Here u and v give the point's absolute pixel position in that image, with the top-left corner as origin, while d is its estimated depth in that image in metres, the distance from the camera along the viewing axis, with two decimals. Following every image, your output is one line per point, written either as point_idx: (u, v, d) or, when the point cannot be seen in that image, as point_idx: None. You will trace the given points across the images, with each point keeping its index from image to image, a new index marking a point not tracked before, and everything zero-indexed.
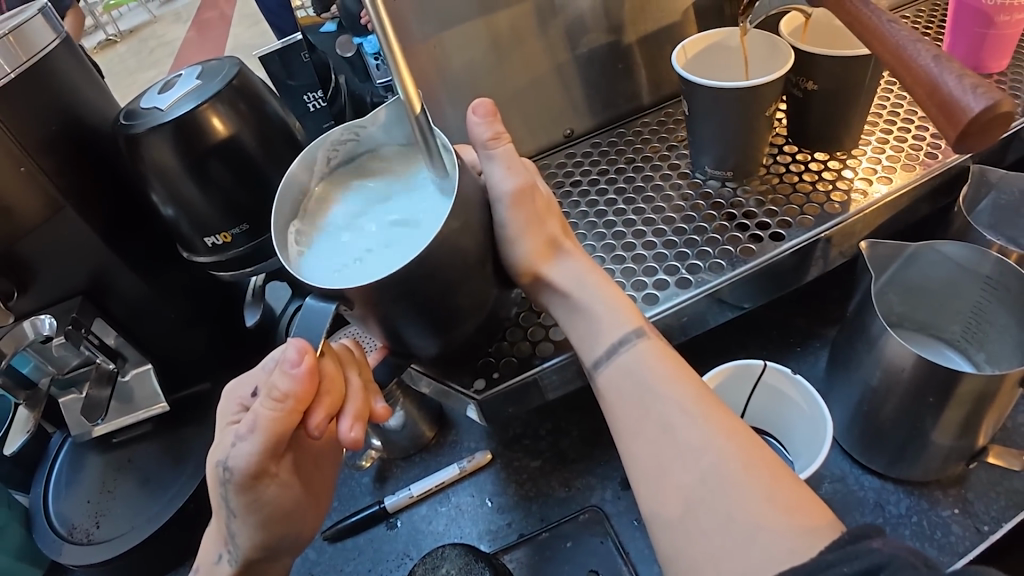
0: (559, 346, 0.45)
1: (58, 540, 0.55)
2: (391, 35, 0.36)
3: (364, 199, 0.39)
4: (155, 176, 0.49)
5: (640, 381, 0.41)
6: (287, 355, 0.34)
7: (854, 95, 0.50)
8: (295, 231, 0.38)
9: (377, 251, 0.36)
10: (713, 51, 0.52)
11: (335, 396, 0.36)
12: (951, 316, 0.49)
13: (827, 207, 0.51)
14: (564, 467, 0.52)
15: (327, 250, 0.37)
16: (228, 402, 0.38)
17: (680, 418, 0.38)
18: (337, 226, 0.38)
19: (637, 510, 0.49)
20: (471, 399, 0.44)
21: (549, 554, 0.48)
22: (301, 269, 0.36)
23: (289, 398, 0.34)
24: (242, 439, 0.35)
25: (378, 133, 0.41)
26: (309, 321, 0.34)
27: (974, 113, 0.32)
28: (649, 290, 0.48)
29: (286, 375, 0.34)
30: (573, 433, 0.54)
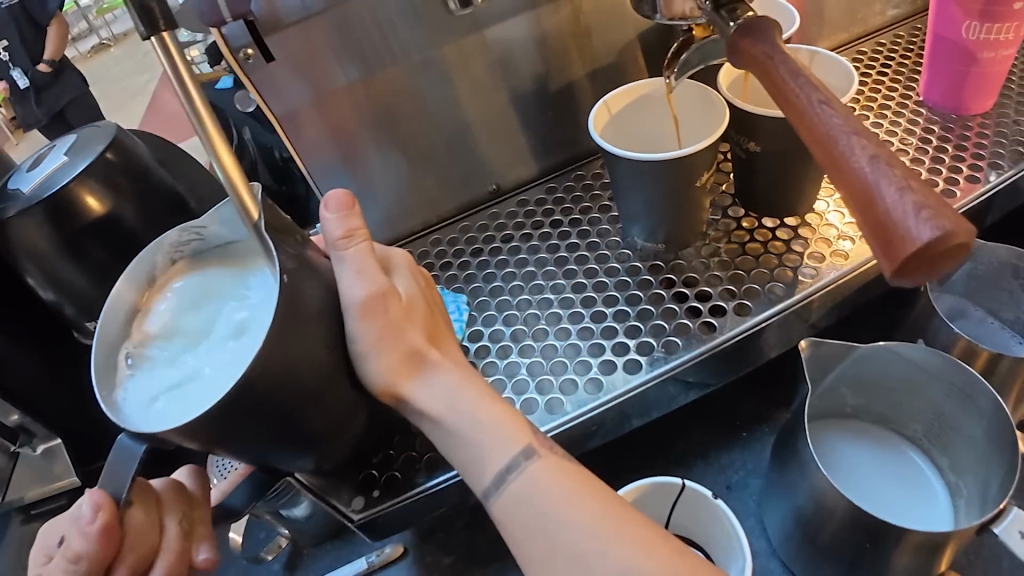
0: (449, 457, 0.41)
1: None
2: (214, 135, 0.31)
3: (204, 308, 0.34)
4: (27, 259, 0.45)
5: (540, 508, 0.33)
6: (80, 510, 0.28)
7: (803, 158, 0.43)
8: (121, 354, 0.32)
9: (203, 378, 0.31)
10: (643, 107, 0.45)
11: (143, 551, 0.30)
12: (912, 414, 0.43)
13: (769, 288, 0.44)
14: (478, 566, 0.48)
15: (152, 374, 0.32)
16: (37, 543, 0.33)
17: (594, 544, 0.32)
18: (171, 345, 0.33)
19: None
20: (348, 519, 0.40)
21: None
22: (116, 402, 0.31)
23: (82, 560, 0.28)
24: None
25: (223, 232, 0.35)
26: (115, 471, 0.29)
27: (921, 244, 0.25)
28: (554, 394, 0.42)
29: (78, 534, 0.28)
30: (492, 527, 0.49)
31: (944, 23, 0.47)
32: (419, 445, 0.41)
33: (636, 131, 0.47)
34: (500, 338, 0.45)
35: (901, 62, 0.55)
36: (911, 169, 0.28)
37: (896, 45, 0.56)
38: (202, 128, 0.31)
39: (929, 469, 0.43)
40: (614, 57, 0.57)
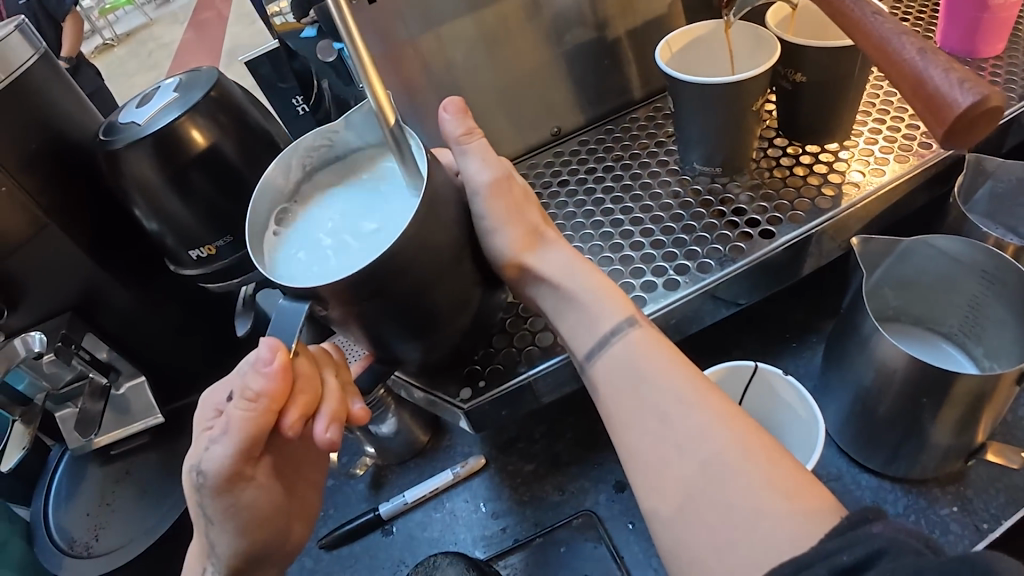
0: (547, 350, 0.45)
1: (58, 554, 0.54)
2: (358, 40, 0.36)
3: (337, 199, 0.41)
4: (136, 191, 0.49)
5: (635, 369, 0.39)
6: (260, 354, 0.36)
7: (844, 87, 0.48)
8: (271, 229, 0.41)
9: (348, 245, 0.38)
10: (697, 46, 0.51)
11: (310, 395, 0.38)
12: (948, 310, 0.48)
13: (817, 201, 0.49)
14: (557, 470, 0.52)
15: (300, 245, 0.39)
16: (203, 409, 0.41)
17: (675, 405, 0.37)
18: (311, 226, 0.40)
19: (631, 514, 0.48)
20: (458, 408, 0.44)
21: (544, 559, 0.48)
22: (277, 265, 0.38)
23: (262, 397, 0.36)
24: (217, 442, 0.38)
25: (350, 138, 0.43)
26: (282, 319, 0.36)
27: (961, 108, 0.31)
28: (636, 292, 0.47)
29: (260, 374, 0.36)
30: (567, 436, 0.53)
31: None
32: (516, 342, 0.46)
33: (690, 69, 0.52)
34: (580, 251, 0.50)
35: (918, 16, 0.61)
36: (954, 58, 0.33)
37: (912, 2, 0.62)
38: (347, 32, 0.36)
39: (966, 360, 0.48)
40: (664, 9, 0.58)
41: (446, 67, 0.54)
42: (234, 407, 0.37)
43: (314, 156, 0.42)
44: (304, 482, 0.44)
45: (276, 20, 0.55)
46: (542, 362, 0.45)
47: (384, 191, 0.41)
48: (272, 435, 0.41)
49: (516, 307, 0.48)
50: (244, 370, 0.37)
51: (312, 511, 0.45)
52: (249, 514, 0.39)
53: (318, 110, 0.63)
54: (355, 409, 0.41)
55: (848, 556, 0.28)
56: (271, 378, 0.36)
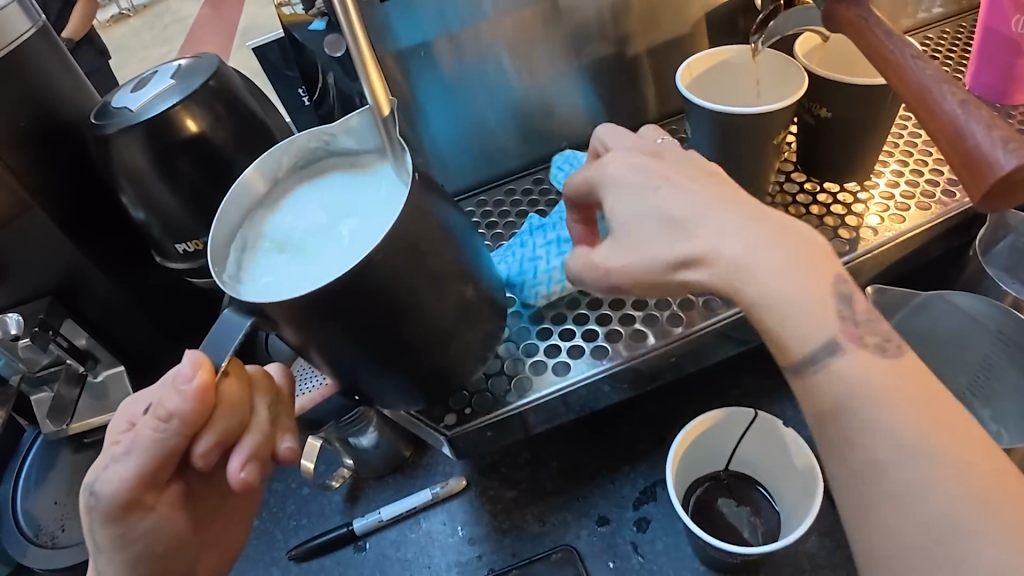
0: (538, 382, 0.44)
1: (24, 541, 0.55)
2: (358, 32, 0.34)
3: (318, 205, 0.40)
4: (126, 177, 0.47)
5: (884, 431, 0.28)
6: (182, 370, 0.35)
7: (870, 124, 0.46)
8: (239, 234, 0.39)
9: (322, 255, 0.36)
10: (720, 70, 0.48)
11: (233, 421, 0.37)
12: (957, 367, 0.46)
13: (833, 244, 0.47)
14: (539, 499, 0.50)
15: (270, 253, 0.37)
16: (119, 419, 0.39)
17: (933, 453, 0.28)
18: (283, 231, 0.38)
19: (612, 552, 0.46)
20: (442, 434, 0.43)
21: None
22: (238, 280, 0.36)
23: (174, 419, 0.35)
24: (117, 462, 0.37)
25: (347, 142, 0.41)
26: (219, 336, 0.34)
27: (1003, 172, 0.29)
28: (637, 325, 0.45)
29: (177, 393, 0.35)
30: (552, 464, 0.51)
31: (993, 16, 0.51)
32: (508, 367, 0.45)
33: (711, 94, 0.49)
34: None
35: (948, 55, 0.59)
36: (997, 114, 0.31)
37: (942, 40, 0.60)
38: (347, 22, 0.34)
39: None
40: (686, 28, 0.56)
41: (455, 72, 0.52)
42: (145, 425, 0.36)
43: (304, 156, 0.41)
44: (215, 518, 0.43)
45: (285, 11, 0.53)
46: (534, 393, 0.43)
47: (371, 199, 0.39)
48: (184, 460, 0.40)
49: (511, 333, 0.46)
50: (164, 385, 0.36)
51: (232, 544, 0.44)
52: (142, 548, 0.38)
53: (321, 104, 0.61)
54: (284, 447, 0.39)
55: None
56: (186, 396, 0.34)
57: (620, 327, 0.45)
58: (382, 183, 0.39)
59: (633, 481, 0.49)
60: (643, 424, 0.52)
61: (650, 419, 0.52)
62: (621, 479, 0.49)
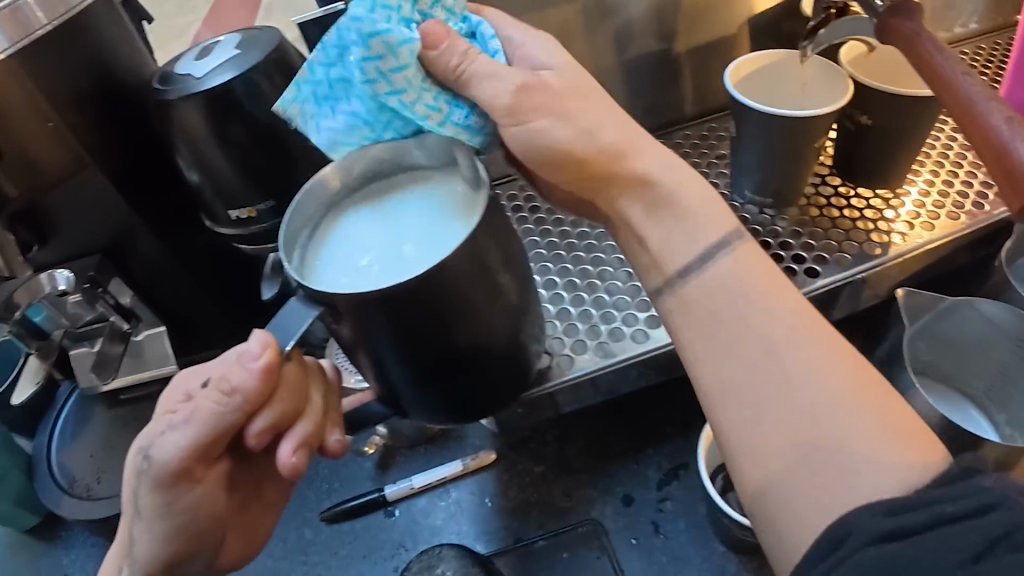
0: (580, 361, 0.46)
1: (59, 491, 0.57)
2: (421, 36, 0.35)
3: (382, 217, 0.39)
4: (184, 143, 0.48)
5: (772, 336, 0.31)
6: (251, 347, 0.35)
7: (909, 133, 0.48)
8: (303, 236, 0.39)
9: (385, 263, 0.36)
10: (767, 73, 0.50)
11: (290, 404, 0.38)
12: (976, 371, 0.48)
13: (864, 248, 0.49)
14: (566, 476, 0.52)
15: (334, 258, 0.38)
16: (174, 390, 0.39)
17: (820, 390, 0.29)
18: (349, 237, 0.39)
19: (636, 529, 0.48)
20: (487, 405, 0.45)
21: (544, 562, 0.47)
22: (304, 274, 0.37)
23: (237, 393, 0.36)
24: (173, 428, 0.37)
25: (419, 156, 0.40)
26: (283, 320, 0.35)
27: None
28: None
29: (245, 368, 0.35)
30: (579, 443, 0.53)
31: None
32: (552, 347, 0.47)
33: (757, 96, 0.51)
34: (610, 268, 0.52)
35: (982, 70, 0.61)
36: None
37: (978, 55, 0.62)
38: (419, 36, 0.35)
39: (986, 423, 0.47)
40: (732, 30, 0.57)
41: None
42: (206, 397, 0.37)
43: (376, 165, 0.40)
44: (256, 499, 0.44)
45: None
46: (574, 372, 0.47)
47: (442, 215, 0.38)
48: (233, 441, 0.40)
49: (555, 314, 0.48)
50: (228, 360, 0.37)
51: (261, 528, 0.44)
52: (180, 522, 0.38)
53: None
54: (332, 439, 0.40)
55: (954, 505, 0.25)
56: (254, 372, 0.35)
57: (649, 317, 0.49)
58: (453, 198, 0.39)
59: (657, 463, 0.51)
60: (668, 410, 0.54)
61: (676, 405, 0.54)
62: (645, 460, 0.51)
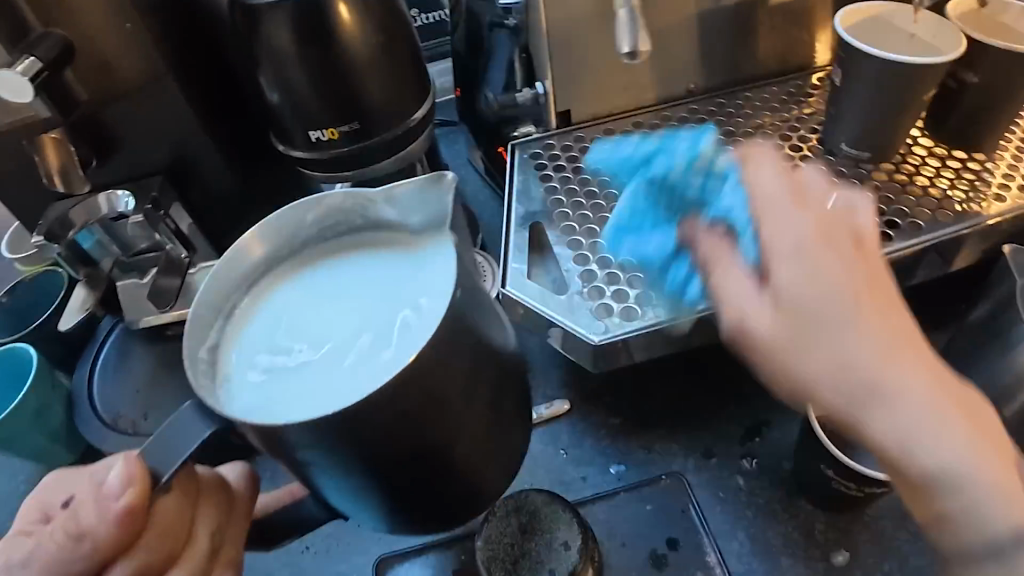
0: None
1: (102, 427, 0.53)
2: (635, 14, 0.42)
3: (323, 291, 0.36)
4: (267, 58, 0.45)
5: (792, 237, 0.30)
6: (110, 484, 0.29)
7: (1014, 92, 0.47)
8: (232, 306, 0.36)
9: (320, 369, 0.32)
10: (874, 25, 0.49)
11: (166, 545, 0.32)
12: None
13: (961, 208, 0.48)
14: (644, 429, 0.50)
15: (263, 342, 0.34)
16: (29, 507, 0.33)
17: (839, 288, 0.29)
18: (284, 318, 0.35)
19: (719, 484, 0.47)
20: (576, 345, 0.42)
21: (626, 514, 0.46)
22: (223, 381, 0.33)
23: (87, 538, 0.30)
24: (11, 574, 0.31)
25: (390, 211, 0.37)
26: (174, 438, 0.29)
27: None
28: None
29: (108, 508, 0.29)
30: (656, 396, 0.51)
31: None
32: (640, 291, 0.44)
33: None
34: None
35: None
36: None
37: None
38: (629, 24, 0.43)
39: None
40: None
41: None
42: (54, 532, 0.31)
43: (330, 224, 0.37)
44: None
45: None
46: (666, 317, 0.42)
47: (402, 282, 0.35)
48: None
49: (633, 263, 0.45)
50: (92, 485, 0.31)
51: None
52: None
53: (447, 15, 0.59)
54: None
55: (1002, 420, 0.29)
56: (114, 509, 0.29)
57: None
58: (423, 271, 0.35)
59: (739, 419, 0.50)
60: (749, 366, 0.52)
61: None
62: (725, 416, 0.50)
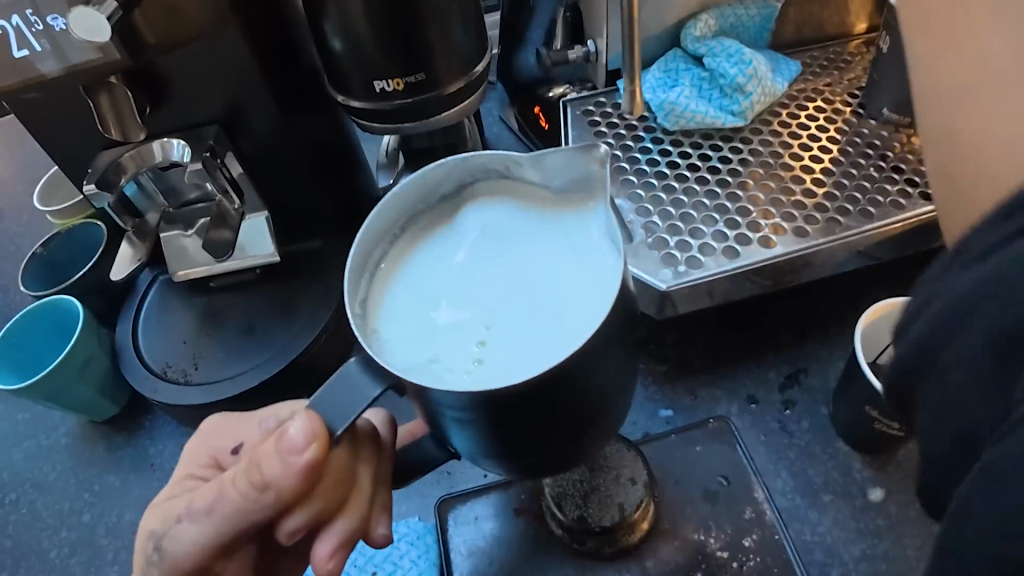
0: (723, 261, 0.47)
1: (152, 377, 0.53)
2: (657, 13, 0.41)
3: (462, 249, 0.36)
4: (332, 6, 0.45)
5: None
6: (292, 439, 0.31)
7: None
8: (375, 255, 0.35)
9: (471, 338, 0.32)
10: None
11: (331, 493, 0.36)
12: None
13: None
14: (688, 376, 0.53)
15: (407, 303, 0.34)
16: (202, 450, 0.42)
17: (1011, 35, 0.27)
18: (425, 274, 0.35)
19: (762, 427, 0.50)
20: (658, 288, 0.46)
21: (677, 455, 0.48)
22: (377, 343, 0.32)
23: (270, 490, 0.33)
24: (195, 518, 0.36)
25: (533, 172, 0.36)
26: (336, 401, 0.30)
27: None
28: (821, 221, 0.48)
29: (287, 460, 0.32)
30: (699, 345, 0.54)
31: None
32: (697, 247, 0.47)
33: None
34: (773, 168, 0.51)
35: None
36: None
37: None
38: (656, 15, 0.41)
39: None
40: None
41: None
42: (235, 485, 0.34)
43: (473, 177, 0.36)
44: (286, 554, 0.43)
45: None
46: (731, 265, 0.46)
47: (547, 243, 0.34)
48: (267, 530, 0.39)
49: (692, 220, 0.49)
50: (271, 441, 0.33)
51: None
52: None
53: None
54: (379, 532, 0.39)
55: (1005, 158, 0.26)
56: (290, 466, 0.32)
57: (816, 215, 0.48)
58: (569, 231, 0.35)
59: (778, 366, 0.52)
60: (789, 317, 0.54)
61: (796, 314, 0.54)
62: (766, 364, 0.53)
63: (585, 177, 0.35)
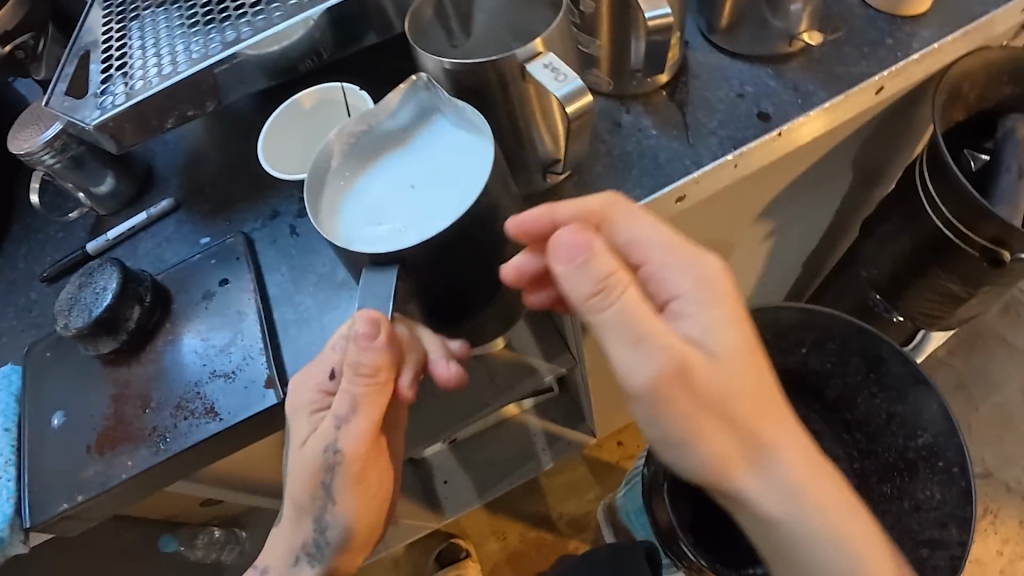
0: (149, 87, 0.52)
1: None
2: None
3: (381, 180, 0.46)
4: None
5: None
6: (361, 329, 0.40)
7: None
8: (322, 204, 0.46)
9: (422, 216, 0.43)
10: None
11: (414, 353, 0.45)
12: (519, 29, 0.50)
13: None
14: (229, 207, 0.58)
15: (367, 219, 0.45)
16: (303, 392, 0.46)
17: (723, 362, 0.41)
18: (369, 196, 0.46)
19: (273, 236, 0.55)
20: (87, 127, 0.52)
21: (192, 273, 0.54)
22: (354, 245, 0.43)
23: (377, 368, 0.43)
24: (345, 419, 0.45)
25: (386, 120, 0.46)
26: (374, 291, 0.40)
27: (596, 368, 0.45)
28: (241, 31, 0.53)
29: (365, 347, 0.41)
30: (243, 179, 0.59)
31: None
32: (135, 80, 0.53)
33: None
34: None
35: None
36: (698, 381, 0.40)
37: None
38: None
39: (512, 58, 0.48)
40: None
41: None
42: (351, 382, 0.44)
43: (359, 134, 0.46)
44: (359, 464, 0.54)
45: None
46: (174, 77, 0.52)
47: (438, 152, 0.46)
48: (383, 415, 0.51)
49: (136, 57, 0.54)
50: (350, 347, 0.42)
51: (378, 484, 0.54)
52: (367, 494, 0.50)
53: None
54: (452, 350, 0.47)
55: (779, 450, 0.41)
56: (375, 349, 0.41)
57: (239, 26, 0.53)
58: (434, 129, 0.47)
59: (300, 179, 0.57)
60: None
61: None
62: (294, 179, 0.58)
63: (427, 108, 0.47)
